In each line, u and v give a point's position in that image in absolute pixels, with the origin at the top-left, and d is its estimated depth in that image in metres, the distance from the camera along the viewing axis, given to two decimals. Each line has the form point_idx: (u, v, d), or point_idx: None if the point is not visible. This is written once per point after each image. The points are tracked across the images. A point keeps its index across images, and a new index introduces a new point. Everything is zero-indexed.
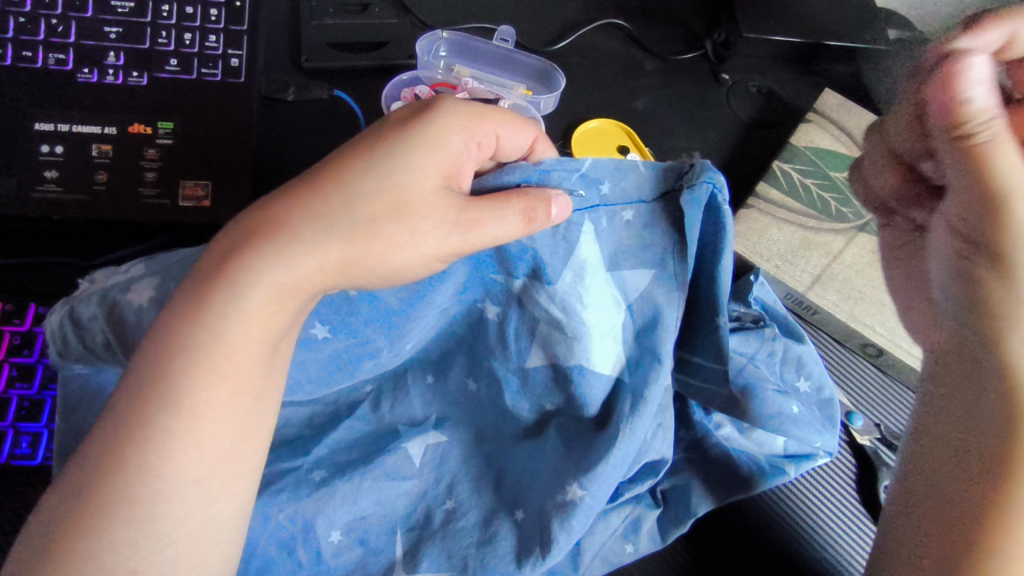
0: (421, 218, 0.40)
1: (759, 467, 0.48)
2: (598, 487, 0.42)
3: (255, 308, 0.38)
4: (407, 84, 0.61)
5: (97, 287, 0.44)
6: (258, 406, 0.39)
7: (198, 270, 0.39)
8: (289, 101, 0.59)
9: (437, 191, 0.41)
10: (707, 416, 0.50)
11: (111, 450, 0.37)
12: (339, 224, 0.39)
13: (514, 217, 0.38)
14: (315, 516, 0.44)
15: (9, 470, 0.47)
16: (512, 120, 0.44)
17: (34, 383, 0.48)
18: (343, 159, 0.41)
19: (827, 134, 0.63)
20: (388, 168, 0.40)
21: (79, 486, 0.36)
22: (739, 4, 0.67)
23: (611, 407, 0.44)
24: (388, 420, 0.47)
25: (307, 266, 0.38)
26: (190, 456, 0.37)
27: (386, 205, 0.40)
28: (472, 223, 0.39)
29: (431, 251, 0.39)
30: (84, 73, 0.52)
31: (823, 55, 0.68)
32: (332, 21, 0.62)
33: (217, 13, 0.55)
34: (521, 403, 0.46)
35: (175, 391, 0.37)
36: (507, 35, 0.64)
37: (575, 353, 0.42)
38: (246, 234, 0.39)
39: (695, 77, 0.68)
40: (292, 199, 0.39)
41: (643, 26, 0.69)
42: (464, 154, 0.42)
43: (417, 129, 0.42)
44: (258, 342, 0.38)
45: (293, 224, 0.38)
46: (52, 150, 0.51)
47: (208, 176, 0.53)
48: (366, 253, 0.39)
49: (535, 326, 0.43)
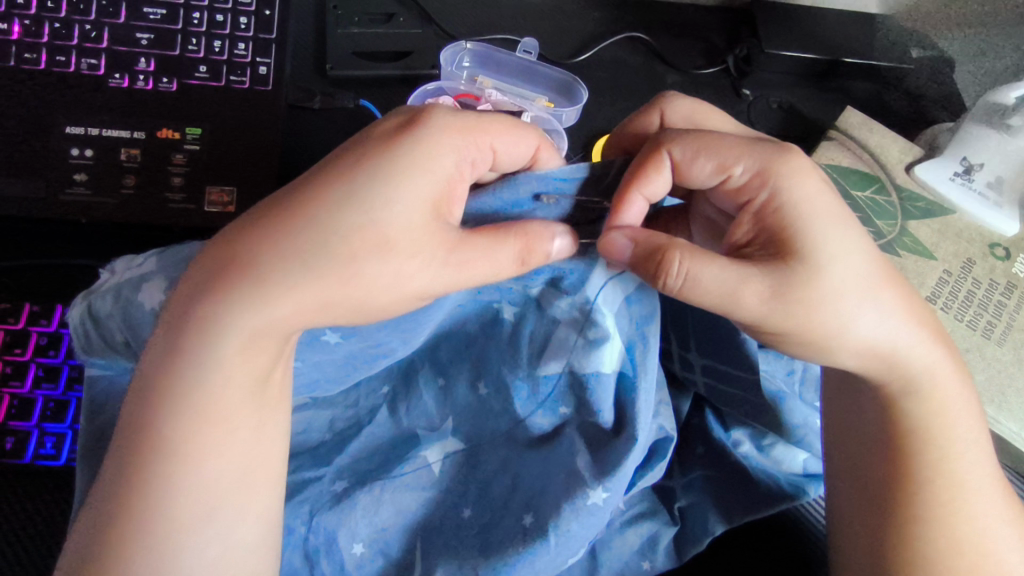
0: (406, 256, 0.37)
1: (781, 486, 0.48)
2: (618, 486, 0.43)
3: (230, 355, 0.37)
4: (432, 94, 0.62)
5: (115, 277, 0.45)
6: (262, 434, 0.39)
7: (170, 319, 0.38)
8: (314, 109, 0.59)
9: (425, 224, 0.38)
10: (725, 433, 0.50)
11: (132, 468, 0.37)
12: (310, 266, 0.36)
13: (511, 259, 0.38)
14: (337, 529, 0.44)
15: (32, 469, 0.48)
16: (509, 127, 0.41)
17: (58, 385, 0.49)
18: (316, 179, 0.38)
19: (848, 152, 0.64)
20: (367, 198, 0.37)
21: (109, 500, 0.37)
22: (761, 20, 0.67)
23: (623, 412, 0.44)
24: (407, 425, 0.47)
25: (281, 312, 0.37)
26: (195, 491, 0.37)
27: (366, 241, 0.37)
28: (462, 263, 0.38)
29: (420, 290, 0.38)
30: (115, 78, 0.53)
31: (841, 72, 0.68)
32: (358, 30, 0.62)
33: (246, 21, 0.55)
34: (541, 417, 0.46)
35: (168, 442, 0.37)
36: (530, 46, 0.64)
37: (588, 360, 0.43)
38: (216, 274, 0.37)
39: (716, 91, 0.68)
40: (259, 236, 0.37)
41: (666, 40, 0.69)
42: (456, 174, 0.39)
43: (400, 147, 0.38)
44: (244, 385, 0.38)
45: (261, 268, 0.36)
46: (82, 154, 0.52)
47: (232, 181, 0.53)
48: (344, 293, 0.37)
49: (555, 325, 0.43)
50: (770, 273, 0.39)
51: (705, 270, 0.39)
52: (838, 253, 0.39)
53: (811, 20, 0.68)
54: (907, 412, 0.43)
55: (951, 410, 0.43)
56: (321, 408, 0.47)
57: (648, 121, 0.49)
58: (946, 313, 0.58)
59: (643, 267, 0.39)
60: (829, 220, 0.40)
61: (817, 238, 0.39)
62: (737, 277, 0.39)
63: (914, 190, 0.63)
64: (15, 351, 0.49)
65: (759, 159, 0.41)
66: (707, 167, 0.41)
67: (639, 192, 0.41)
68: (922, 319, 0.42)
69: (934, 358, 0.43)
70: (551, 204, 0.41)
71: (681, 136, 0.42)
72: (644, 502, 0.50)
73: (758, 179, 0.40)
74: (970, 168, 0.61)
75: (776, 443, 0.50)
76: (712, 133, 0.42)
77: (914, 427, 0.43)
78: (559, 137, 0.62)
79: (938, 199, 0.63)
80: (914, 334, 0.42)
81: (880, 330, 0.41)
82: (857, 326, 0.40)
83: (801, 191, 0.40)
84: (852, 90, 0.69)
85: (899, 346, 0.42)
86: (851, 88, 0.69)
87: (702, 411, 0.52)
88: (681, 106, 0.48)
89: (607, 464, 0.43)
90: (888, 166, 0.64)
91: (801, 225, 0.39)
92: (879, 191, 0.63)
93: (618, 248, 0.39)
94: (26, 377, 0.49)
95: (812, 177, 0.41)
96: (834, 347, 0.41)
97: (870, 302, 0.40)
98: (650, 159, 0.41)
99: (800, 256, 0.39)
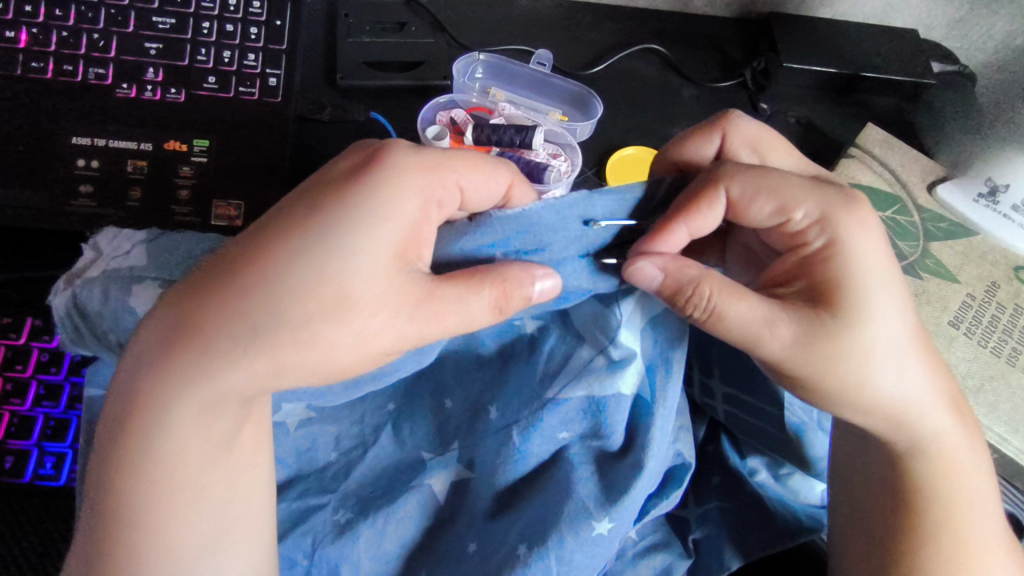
0: (366, 315, 0.36)
1: (798, 519, 0.46)
2: (622, 515, 0.41)
3: (181, 422, 0.36)
4: (444, 107, 0.61)
5: (102, 263, 0.46)
6: (233, 488, 0.39)
7: (120, 385, 0.37)
8: (324, 122, 0.58)
9: (389, 277, 0.36)
10: (742, 460, 0.49)
11: (135, 504, 0.37)
12: (259, 329, 0.35)
13: (487, 307, 0.37)
14: (339, 562, 0.43)
15: (32, 490, 0.48)
16: (475, 164, 0.40)
17: (59, 403, 0.49)
18: (264, 235, 0.36)
19: (869, 170, 0.62)
20: (320, 255, 0.35)
21: (112, 530, 0.37)
22: (778, 33, 0.66)
23: (634, 435, 0.43)
24: (414, 450, 0.46)
25: (230, 379, 0.36)
26: (181, 538, 0.37)
27: (321, 300, 0.35)
28: (430, 316, 0.37)
29: (383, 348, 0.37)
30: (123, 88, 0.52)
31: (863, 87, 0.67)
32: (369, 39, 0.61)
33: (257, 32, 0.54)
34: (529, 449, 0.43)
35: (131, 509, 0.37)
36: (544, 59, 0.63)
37: (608, 381, 0.41)
38: (164, 344, 0.36)
39: (733, 105, 0.66)
40: (206, 299, 0.36)
41: (682, 51, 0.67)
42: (421, 220, 0.37)
43: (351, 197, 0.36)
44: (200, 449, 0.37)
45: (206, 333, 0.35)
46: (87, 164, 0.51)
47: (241, 196, 0.52)
48: (296, 358, 0.36)
49: (578, 344, 0.43)
50: (799, 321, 0.38)
51: (733, 307, 0.38)
52: (878, 312, 0.39)
53: (832, 33, 0.67)
54: (917, 468, 0.42)
55: (965, 478, 0.42)
56: (327, 422, 0.46)
57: (708, 137, 0.47)
58: (969, 339, 0.56)
59: (671, 295, 0.39)
60: (879, 276, 0.39)
61: (859, 295, 0.38)
62: (766, 320, 0.38)
63: (936, 211, 0.62)
64: (16, 368, 0.49)
65: (822, 207, 0.39)
66: (767, 208, 0.40)
67: (686, 224, 0.40)
68: (945, 383, 0.42)
69: (951, 427, 0.42)
70: (600, 229, 0.40)
71: (742, 170, 0.40)
72: (657, 533, 0.49)
73: (818, 228, 0.39)
74: (995, 190, 0.59)
75: (794, 473, 0.49)
76: (780, 171, 0.40)
77: (932, 476, 0.42)
78: (572, 151, 0.61)
79: (961, 220, 0.61)
80: (935, 396, 0.41)
81: (901, 390, 0.40)
82: (884, 381, 0.39)
83: (858, 246, 0.39)
84: (874, 105, 0.67)
85: (919, 407, 0.41)
86: (873, 103, 0.67)
87: (718, 438, 0.50)
88: (746, 129, 0.46)
89: (617, 492, 0.41)
90: (908, 185, 0.62)
91: (847, 280, 0.39)
92: (900, 211, 0.61)
93: (646, 274, 0.38)
94: (27, 394, 0.49)
95: (872, 233, 0.40)
96: (858, 399, 0.40)
97: (894, 364, 0.39)
98: (707, 191, 0.40)
99: (836, 310, 0.38)
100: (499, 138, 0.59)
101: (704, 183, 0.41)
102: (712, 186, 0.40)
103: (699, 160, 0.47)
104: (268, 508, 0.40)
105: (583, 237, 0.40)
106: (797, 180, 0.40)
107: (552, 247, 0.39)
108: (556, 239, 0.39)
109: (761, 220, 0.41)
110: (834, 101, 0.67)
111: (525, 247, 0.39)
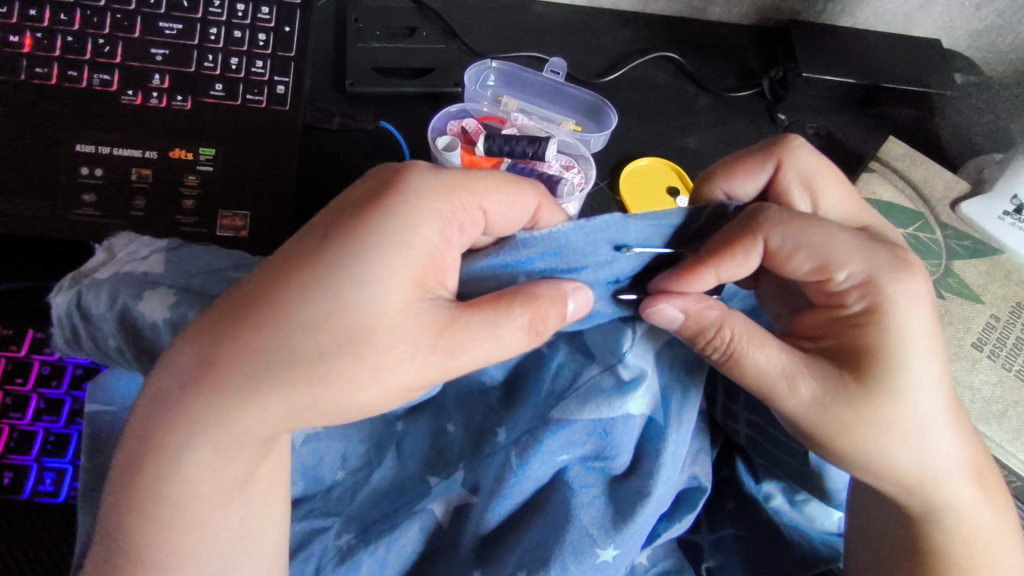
0: (384, 349, 0.34)
1: (816, 549, 0.46)
2: (627, 541, 0.40)
3: (199, 462, 0.36)
4: (454, 116, 0.59)
5: (112, 266, 0.45)
6: (248, 523, 0.38)
7: (136, 424, 0.37)
8: (333, 130, 0.57)
9: (408, 306, 0.35)
10: (757, 485, 0.47)
11: (145, 533, 0.36)
12: (273, 368, 0.34)
13: (520, 331, 0.36)
14: None
15: (31, 506, 0.49)
16: (499, 186, 0.39)
17: (60, 417, 0.49)
18: (277, 269, 0.35)
19: (889, 184, 0.59)
20: (335, 287, 0.34)
21: (120, 555, 0.36)
22: (799, 43, 0.63)
23: (640, 457, 0.41)
24: (420, 470, 0.44)
25: (244, 418, 0.35)
26: (188, 569, 0.37)
27: (335, 333, 0.34)
28: (455, 346, 0.35)
29: (404, 382, 0.35)
30: (128, 95, 0.51)
31: (884, 98, 0.64)
32: (379, 45, 0.60)
33: (265, 38, 0.53)
34: (527, 473, 0.40)
35: (143, 547, 0.36)
36: (558, 66, 0.62)
37: (618, 402, 0.39)
38: (182, 388, 0.35)
39: (750, 115, 0.64)
40: (221, 338, 0.35)
41: (698, 59, 0.65)
42: (442, 244, 0.36)
43: (368, 224, 0.35)
44: (209, 489, 0.36)
45: (220, 372, 0.35)
46: (91, 172, 0.50)
47: (247, 207, 0.51)
48: (310, 396, 0.34)
49: (586, 363, 0.41)
50: (821, 380, 0.38)
51: (753, 355, 0.38)
52: (908, 384, 0.38)
53: (853, 42, 0.64)
54: (935, 534, 0.41)
55: (987, 548, 0.41)
56: (334, 439, 0.45)
57: (760, 168, 0.45)
58: (993, 362, 0.54)
59: (693, 335, 0.39)
60: (915, 348, 0.38)
61: (891, 367, 0.37)
62: (787, 375, 0.38)
63: (959, 228, 0.59)
64: (16, 381, 0.49)
65: (866, 271, 0.39)
66: (806, 265, 0.40)
67: (715, 270, 0.40)
68: (971, 455, 0.40)
69: (973, 500, 0.40)
70: (632, 255, 0.40)
71: (786, 221, 0.39)
72: (669, 560, 0.47)
73: (859, 291, 0.39)
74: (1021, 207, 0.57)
75: (809, 500, 0.47)
76: (827, 227, 0.40)
77: (955, 530, 0.40)
78: (586, 162, 0.60)
79: (983, 238, 0.59)
80: (959, 468, 0.40)
81: (919, 462, 0.39)
82: (905, 451, 0.38)
83: (900, 316, 0.38)
84: (897, 117, 0.65)
85: (940, 479, 0.39)
86: (895, 115, 0.65)
87: (732, 461, 0.48)
88: (800, 162, 0.45)
89: (621, 517, 0.40)
90: (930, 200, 0.60)
91: (880, 348, 0.38)
92: (923, 228, 0.59)
93: (668, 315, 0.39)
94: (27, 409, 0.49)
95: (916, 304, 0.38)
96: (880, 462, 0.39)
97: (916, 439, 0.38)
98: (742, 240, 0.40)
99: (863, 377, 0.38)
100: (511, 149, 0.57)
101: (742, 228, 0.40)
102: (750, 233, 0.40)
103: (747, 191, 0.46)
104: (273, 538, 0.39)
105: (613, 262, 0.40)
106: (844, 239, 0.39)
107: (580, 270, 0.39)
108: (586, 261, 0.39)
109: (802, 274, 0.40)
110: (854, 112, 0.65)
111: (553, 266, 0.39)
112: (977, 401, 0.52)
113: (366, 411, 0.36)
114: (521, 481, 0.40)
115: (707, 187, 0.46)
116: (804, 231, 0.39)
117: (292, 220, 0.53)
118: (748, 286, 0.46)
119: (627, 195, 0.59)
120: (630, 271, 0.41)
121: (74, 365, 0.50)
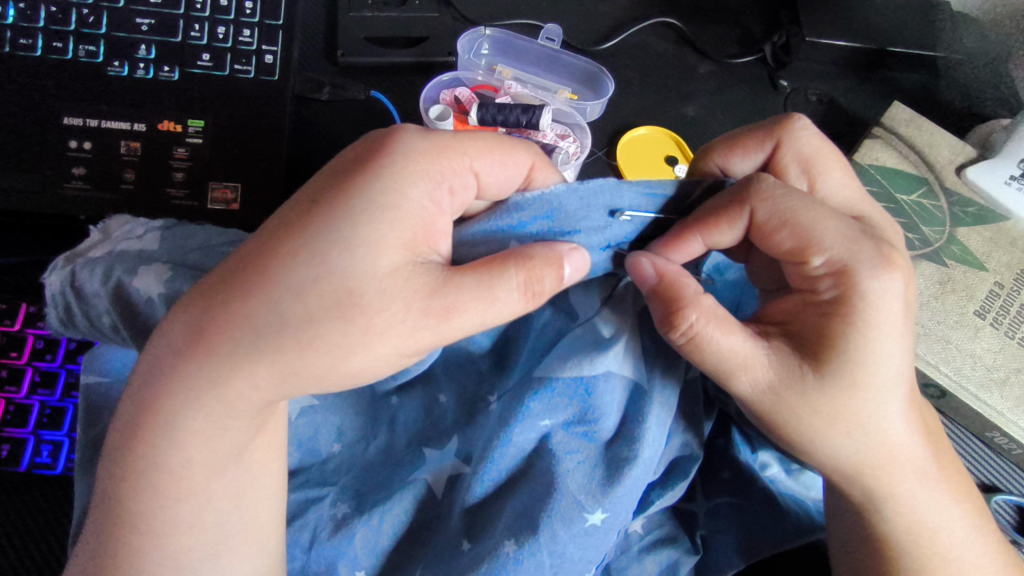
0: (374, 311, 0.34)
1: (809, 516, 0.45)
2: (618, 504, 0.39)
3: (191, 430, 0.36)
4: (447, 84, 0.59)
5: (106, 245, 0.45)
6: (243, 495, 0.38)
7: (131, 393, 0.37)
8: (323, 101, 0.56)
9: (399, 270, 0.35)
10: (751, 455, 0.47)
11: (139, 501, 0.37)
12: (264, 332, 0.34)
13: (517, 292, 0.36)
14: (338, 558, 0.42)
15: (30, 476, 0.50)
16: (491, 149, 0.38)
17: (55, 390, 0.50)
18: (270, 236, 0.35)
19: (893, 151, 0.57)
20: (324, 250, 0.34)
21: (116, 523, 0.37)
22: (803, 5, 0.61)
23: (626, 419, 0.40)
24: (415, 442, 0.44)
25: (235, 385, 0.35)
26: (182, 540, 0.37)
27: (323, 297, 0.34)
28: (446, 309, 0.35)
29: (395, 348, 0.35)
30: (114, 66, 0.51)
31: (888, 63, 0.62)
32: (370, 14, 0.58)
33: (252, 6, 0.52)
34: (512, 440, 0.39)
35: (138, 515, 0.37)
36: (553, 33, 0.60)
37: (599, 361, 0.39)
38: (176, 356, 0.36)
39: (751, 83, 0.62)
40: (217, 305, 0.35)
41: (698, 25, 0.63)
42: (433, 210, 0.36)
43: (357, 192, 0.35)
44: (203, 458, 0.37)
45: (211, 338, 0.35)
46: (80, 146, 0.50)
47: (238, 179, 0.51)
48: (298, 361, 0.34)
49: (569, 323, 0.42)
50: (777, 368, 0.37)
51: (717, 340, 0.37)
52: (864, 380, 0.37)
53: (859, 3, 0.61)
54: (899, 523, 0.40)
55: (951, 530, 0.41)
56: (331, 410, 0.45)
57: (761, 145, 0.44)
58: (996, 330, 0.52)
59: (662, 299, 0.38)
60: (880, 346, 0.36)
61: (849, 358, 0.36)
62: (746, 355, 0.37)
63: (964, 195, 0.56)
64: (11, 356, 0.50)
65: (844, 259, 0.37)
66: (786, 243, 0.38)
67: (702, 238, 0.40)
68: (923, 448, 0.40)
69: (917, 489, 0.40)
70: (624, 219, 0.40)
71: (774, 193, 0.39)
72: (664, 527, 0.47)
73: (832, 280, 0.37)
74: None
75: (803, 469, 0.47)
76: (816, 209, 0.38)
77: (917, 514, 0.40)
78: (582, 131, 0.59)
79: (989, 204, 0.56)
80: (907, 459, 0.39)
81: (863, 453, 0.38)
82: (847, 442, 0.38)
83: (869, 312, 0.36)
84: (900, 82, 0.63)
85: (885, 471, 0.39)
86: (898, 80, 0.63)
87: (728, 431, 0.48)
88: (804, 142, 0.43)
89: (609, 480, 0.39)
90: (935, 165, 0.57)
91: (842, 342, 0.36)
92: (927, 195, 0.57)
93: (643, 273, 0.39)
94: (24, 381, 0.50)
95: (889, 303, 0.37)
96: (824, 447, 0.38)
97: (860, 433, 0.38)
98: (730, 208, 0.39)
99: (819, 368, 0.37)
100: (505, 118, 0.57)
101: (734, 196, 0.39)
102: (739, 202, 0.39)
103: (745, 168, 0.45)
104: (269, 510, 0.39)
105: (608, 227, 0.40)
106: (829, 222, 0.38)
107: (571, 233, 0.39)
108: (580, 226, 0.39)
109: (784, 254, 0.39)
110: (859, 78, 0.63)
111: (547, 230, 0.39)
112: (978, 368, 0.52)
113: (358, 378, 0.36)
114: (506, 447, 0.39)
115: (704, 162, 0.46)
116: (788, 207, 0.38)
117: (286, 192, 0.52)
118: (739, 256, 0.44)
119: (624, 164, 0.58)
120: (622, 236, 0.41)
121: (68, 339, 0.50)
